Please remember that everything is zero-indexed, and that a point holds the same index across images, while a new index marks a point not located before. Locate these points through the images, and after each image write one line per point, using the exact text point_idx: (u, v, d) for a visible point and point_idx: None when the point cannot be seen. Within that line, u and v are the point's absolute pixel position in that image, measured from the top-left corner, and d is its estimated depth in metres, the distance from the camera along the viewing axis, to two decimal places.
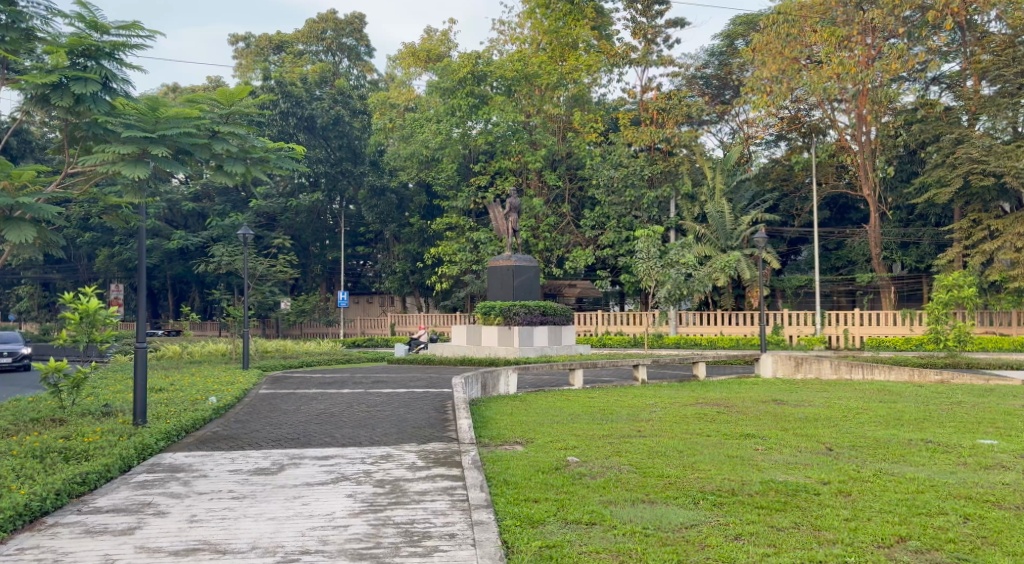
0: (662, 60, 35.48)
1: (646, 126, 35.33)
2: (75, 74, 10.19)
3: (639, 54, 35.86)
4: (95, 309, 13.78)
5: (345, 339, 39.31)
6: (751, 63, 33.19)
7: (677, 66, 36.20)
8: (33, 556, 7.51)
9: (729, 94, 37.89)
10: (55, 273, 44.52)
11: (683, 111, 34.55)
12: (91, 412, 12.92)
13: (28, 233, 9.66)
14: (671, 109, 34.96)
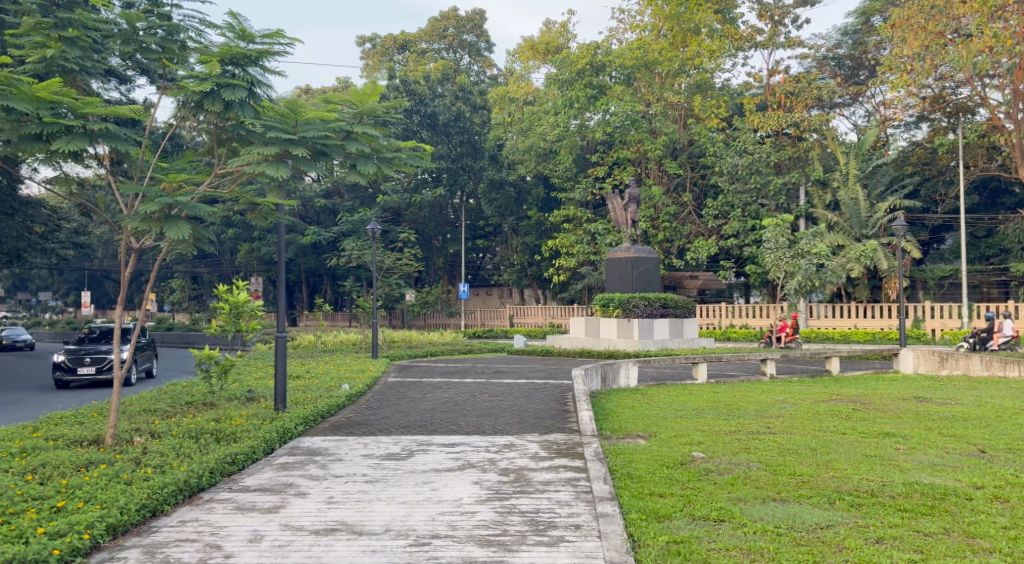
0: (790, 41, 34.52)
1: (773, 111, 34.15)
2: (226, 82, 10.86)
3: (766, 36, 34.99)
4: (242, 301, 14.69)
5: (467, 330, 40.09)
6: (890, 40, 31.78)
7: (807, 47, 35.13)
8: (193, 528, 8.12)
9: (864, 74, 36.45)
10: (201, 266, 47.29)
11: (814, 94, 33.62)
12: (238, 397, 13.74)
13: (185, 230, 10.36)
14: (801, 92, 33.92)
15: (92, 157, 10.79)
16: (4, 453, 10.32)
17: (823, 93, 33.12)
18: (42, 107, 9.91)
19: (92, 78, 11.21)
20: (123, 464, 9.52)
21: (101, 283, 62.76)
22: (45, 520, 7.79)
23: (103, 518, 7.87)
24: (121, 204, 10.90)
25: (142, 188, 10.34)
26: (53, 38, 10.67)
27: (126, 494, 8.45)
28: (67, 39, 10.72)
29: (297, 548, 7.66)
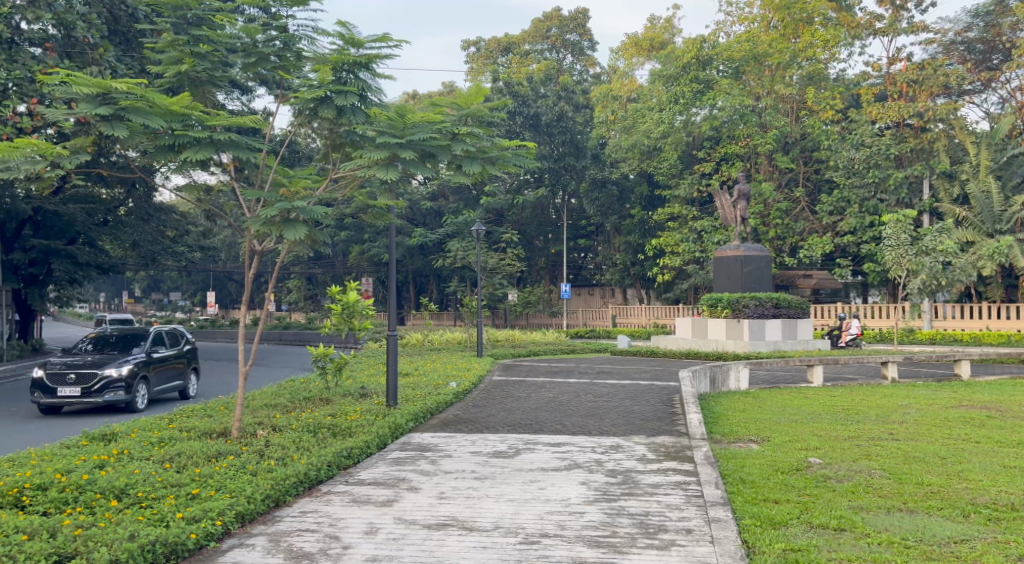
0: (912, 27, 33.14)
1: (894, 100, 32.81)
2: (338, 88, 11.13)
3: (886, 23, 33.71)
4: (355, 301, 15.12)
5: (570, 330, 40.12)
6: None
7: (931, 32, 33.59)
8: (313, 519, 8.40)
9: (998, 58, 33.94)
10: (315, 267, 48.90)
11: (940, 80, 31.56)
12: (351, 393, 14.11)
13: (302, 231, 10.75)
14: (926, 79, 32.05)
15: (218, 165, 11.31)
16: (143, 442, 10.92)
17: (950, 80, 31.61)
18: (173, 119, 10.48)
19: (220, 90, 11.82)
20: (248, 456, 9.91)
21: (224, 284, 65.68)
22: (181, 506, 8.20)
23: (233, 506, 8.23)
24: (245, 209, 11.39)
25: (264, 195, 10.75)
26: (186, 53, 11.28)
27: (252, 484, 8.81)
28: (198, 54, 11.31)
29: (410, 541, 7.80)
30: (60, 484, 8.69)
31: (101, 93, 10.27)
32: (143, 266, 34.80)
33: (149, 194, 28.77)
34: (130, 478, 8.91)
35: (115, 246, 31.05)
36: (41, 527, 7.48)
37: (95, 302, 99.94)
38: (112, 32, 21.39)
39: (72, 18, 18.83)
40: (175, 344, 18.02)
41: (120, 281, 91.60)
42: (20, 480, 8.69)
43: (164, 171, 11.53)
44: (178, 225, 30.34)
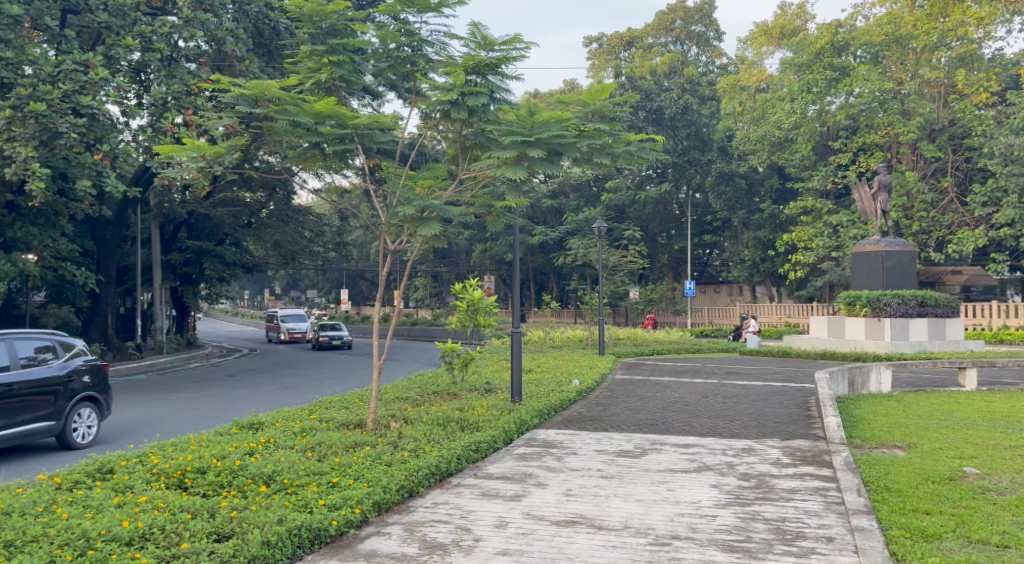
0: None
1: None
2: (469, 90, 11.18)
3: None
4: (479, 299, 15.19)
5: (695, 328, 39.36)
6: None
7: None
8: (444, 511, 8.47)
9: None
10: (439, 265, 49.75)
11: None
12: (477, 388, 14.18)
13: (436, 228, 11.27)
14: None
15: (356, 166, 11.84)
16: (287, 432, 11.32)
17: None
18: (318, 120, 10.98)
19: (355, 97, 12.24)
20: (383, 447, 10.12)
21: (355, 282, 67.60)
22: (323, 493, 8.49)
23: (370, 495, 8.45)
24: (379, 206, 11.94)
25: (399, 190, 11.45)
26: (325, 62, 11.71)
27: (388, 474, 8.99)
28: (335, 62, 11.70)
29: (540, 537, 7.70)
30: (217, 469, 9.17)
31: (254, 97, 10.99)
32: (283, 265, 36.31)
33: (289, 197, 30.07)
34: (277, 465, 9.29)
35: (258, 246, 32.50)
36: (201, 507, 7.98)
37: (243, 296, 105.15)
38: (256, 45, 22.08)
39: (222, 34, 19.66)
40: (44, 366, 11.48)
41: (261, 279, 96.07)
42: (182, 463, 9.26)
43: (304, 172, 12.23)
44: (315, 226, 31.47)
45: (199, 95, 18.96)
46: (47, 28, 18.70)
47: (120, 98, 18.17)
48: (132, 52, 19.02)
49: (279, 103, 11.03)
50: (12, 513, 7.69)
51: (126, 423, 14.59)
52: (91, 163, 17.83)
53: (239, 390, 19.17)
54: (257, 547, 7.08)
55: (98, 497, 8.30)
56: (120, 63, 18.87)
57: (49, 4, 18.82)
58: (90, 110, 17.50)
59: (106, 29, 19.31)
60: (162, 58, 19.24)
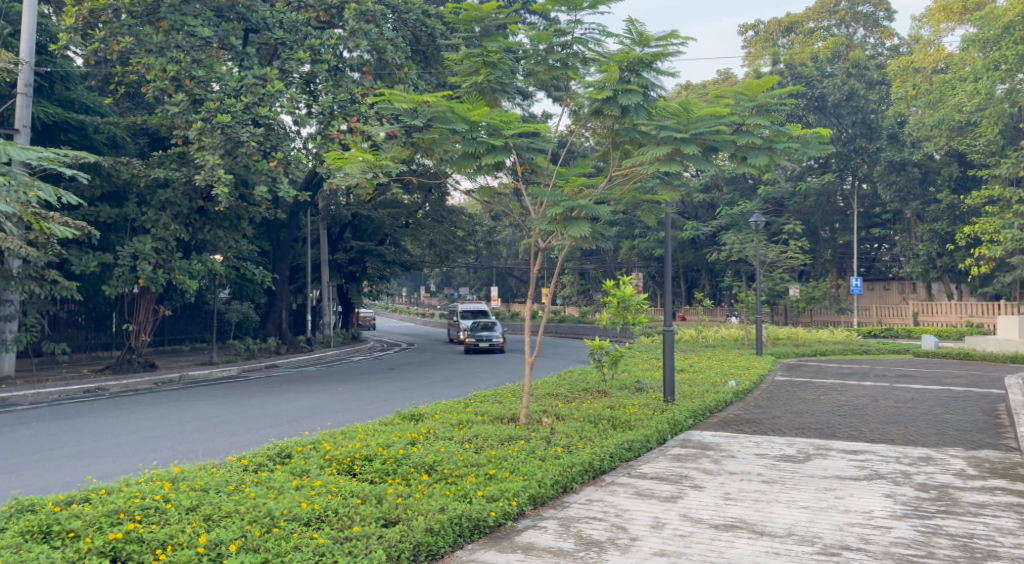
0: None
1: None
2: (623, 87, 10.97)
3: None
4: (629, 295, 14.91)
5: (864, 327, 37.47)
6: None
7: None
8: (599, 508, 8.37)
9: None
10: (589, 263, 49.63)
11: None
12: (627, 387, 13.94)
13: (584, 228, 11.19)
14: None
15: (509, 168, 12.09)
16: (445, 423, 11.54)
17: None
18: (474, 127, 11.28)
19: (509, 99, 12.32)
20: (537, 442, 10.17)
21: (505, 279, 68.36)
22: (482, 484, 8.66)
23: (526, 489, 8.52)
24: (533, 206, 12.12)
25: (549, 193, 11.42)
26: (481, 65, 11.85)
27: (543, 469, 9.04)
28: (489, 63, 11.84)
29: (698, 539, 7.44)
30: (382, 457, 9.55)
31: (414, 108, 11.48)
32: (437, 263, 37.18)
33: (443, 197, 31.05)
34: (438, 455, 9.54)
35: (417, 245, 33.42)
36: (370, 493, 8.36)
37: (401, 292, 108.37)
38: (413, 52, 22.35)
39: (384, 43, 20.07)
40: None
41: (418, 276, 99.10)
42: (352, 451, 9.70)
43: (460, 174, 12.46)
44: (469, 225, 32.13)
45: (362, 103, 19.51)
46: (232, 47, 19.68)
47: (293, 108, 19.00)
48: (303, 64, 19.83)
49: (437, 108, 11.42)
50: (209, 490, 8.45)
51: (299, 410, 15.28)
52: (268, 169, 18.75)
53: (399, 382, 19.71)
54: (421, 534, 7.32)
55: (280, 479, 8.88)
56: (293, 76, 19.73)
57: (233, 25, 19.98)
58: (267, 120, 18.41)
59: (283, 45, 20.28)
60: (329, 69, 19.98)
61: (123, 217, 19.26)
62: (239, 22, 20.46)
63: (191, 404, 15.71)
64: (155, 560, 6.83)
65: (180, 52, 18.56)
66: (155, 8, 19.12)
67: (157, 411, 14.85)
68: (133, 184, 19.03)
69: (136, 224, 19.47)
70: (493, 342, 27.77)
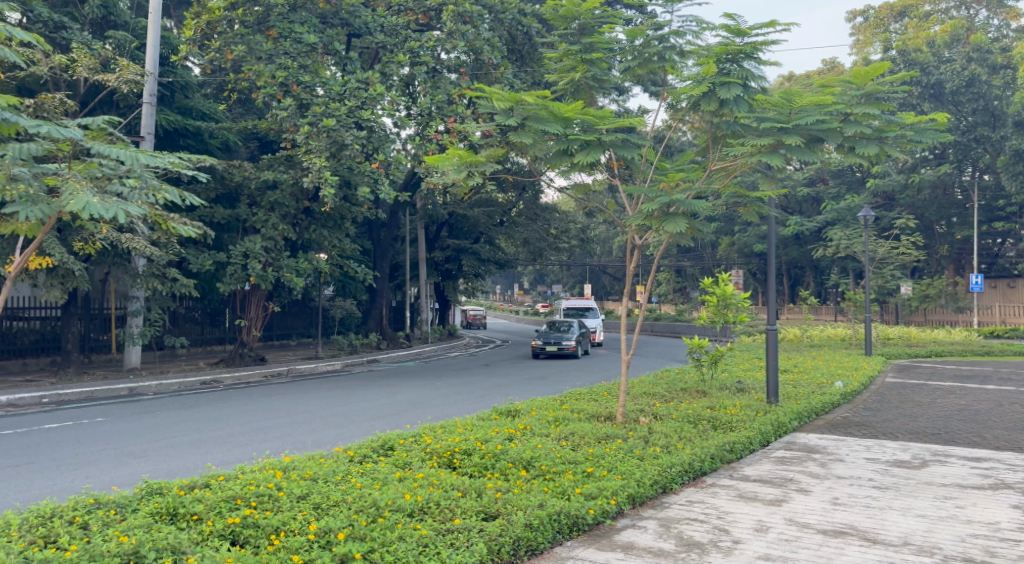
0: None
1: None
2: (721, 80, 10.82)
3: None
4: (730, 293, 14.74)
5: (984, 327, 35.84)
6: None
7: None
8: (701, 510, 8.34)
9: None
10: (687, 260, 49.10)
11: None
12: (728, 387, 13.78)
13: (681, 224, 11.13)
14: None
15: (604, 165, 12.10)
16: (542, 419, 11.67)
17: None
18: (568, 124, 11.47)
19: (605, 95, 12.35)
20: (635, 441, 10.19)
21: (598, 276, 68.20)
22: (580, 481, 8.75)
23: (625, 487, 8.57)
24: (629, 203, 12.11)
25: (646, 190, 11.39)
26: (579, 61, 11.94)
27: (641, 469, 9.07)
28: (588, 60, 11.92)
29: (806, 545, 7.35)
30: (481, 452, 9.74)
31: (509, 107, 11.62)
32: (533, 261, 37.43)
33: (537, 195, 31.21)
34: (535, 452, 9.68)
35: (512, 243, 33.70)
36: (470, 486, 8.55)
37: (497, 291, 109.56)
38: (510, 51, 22.73)
39: (481, 43, 20.38)
40: None
41: (511, 275, 100.10)
42: (452, 445, 9.93)
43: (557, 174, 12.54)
44: (564, 223, 32.24)
45: (460, 104, 19.88)
46: (336, 52, 20.25)
47: (393, 111, 19.47)
48: (403, 67, 20.29)
49: (532, 107, 11.58)
50: (318, 479, 8.79)
51: (399, 404, 15.66)
52: (369, 171, 19.25)
53: (496, 379, 19.95)
54: (521, 529, 7.45)
55: (384, 470, 9.16)
56: (393, 78, 20.20)
57: (336, 31, 20.48)
58: (369, 123, 18.90)
59: (383, 48, 20.75)
60: (428, 70, 20.36)
61: (235, 218, 20.07)
62: (343, 28, 20.83)
63: (297, 397, 16.28)
64: (270, 545, 7.14)
65: (288, 58, 19.20)
66: (265, 17, 19.90)
67: (266, 403, 15.44)
68: (244, 186, 19.87)
69: (248, 225, 20.25)
70: (561, 348, 24.63)
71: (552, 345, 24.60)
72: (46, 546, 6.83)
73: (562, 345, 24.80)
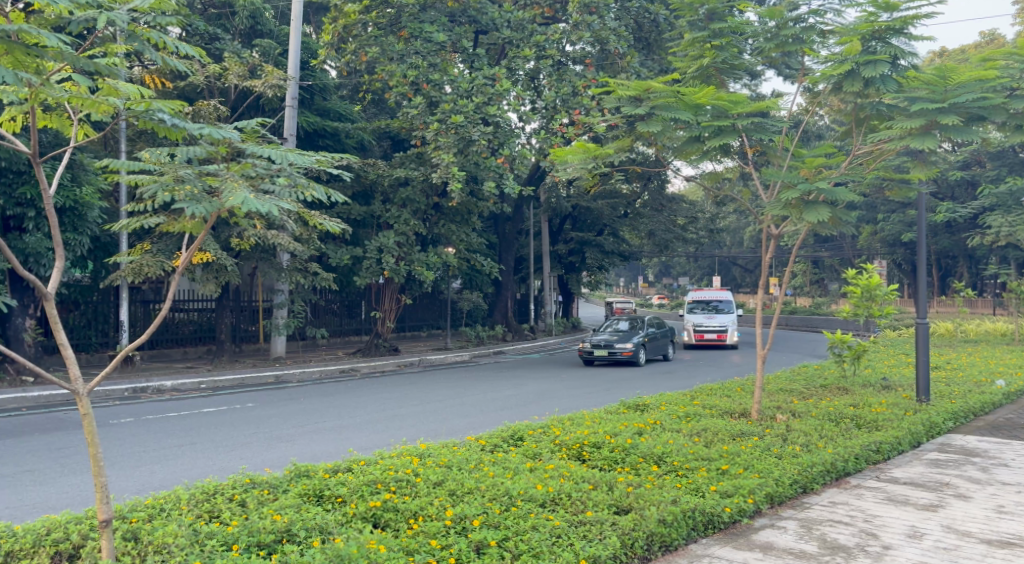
0: None
1: None
2: (865, 59, 10.39)
3: None
4: (876, 285, 14.12)
5: None
6: None
7: None
8: (846, 512, 8.03)
9: None
10: (824, 250, 47.33)
11: None
12: (873, 384, 13.21)
13: (822, 212, 10.73)
14: None
15: (738, 152, 11.77)
16: (673, 414, 11.50)
17: None
18: (699, 111, 11.21)
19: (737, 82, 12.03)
20: (772, 439, 9.90)
21: (729, 269, 66.68)
22: (714, 479, 8.56)
23: (762, 486, 8.33)
24: (764, 191, 11.76)
25: (783, 177, 11.02)
26: (709, 47, 11.65)
27: (779, 468, 8.81)
28: (717, 45, 11.61)
29: (966, 555, 6.96)
30: (611, 445, 9.68)
31: (637, 95, 11.44)
32: (660, 253, 36.95)
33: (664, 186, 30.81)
34: (666, 447, 9.55)
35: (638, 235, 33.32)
36: (601, 479, 8.51)
37: (623, 284, 108.95)
38: (637, 39, 22.44)
39: (607, 34, 20.16)
40: None
41: (638, 267, 99.62)
42: (580, 438, 9.91)
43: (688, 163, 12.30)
44: (691, 213, 31.71)
45: (585, 95, 19.75)
46: (464, 49, 20.50)
47: (519, 106, 19.61)
48: (528, 62, 20.31)
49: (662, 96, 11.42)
50: (452, 467, 8.95)
51: (526, 395, 15.76)
52: (495, 166, 19.44)
53: (624, 372, 19.77)
54: (654, 524, 7.34)
55: (515, 460, 9.23)
56: (519, 73, 20.30)
57: (465, 28, 20.73)
58: (495, 118, 19.13)
59: (510, 43, 20.89)
60: (554, 63, 20.34)
61: (370, 214, 20.65)
62: (471, 25, 21.03)
63: (428, 387, 16.62)
64: (409, 528, 7.29)
65: (419, 58, 19.59)
66: (397, 18, 20.30)
67: (400, 392, 15.85)
68: (378, 184, 20.40)
69: (381, 220, 20.80)
70: (612, 354, 20.40)
71: (602, 349, 20.43)
72: (211, 520, 7.23)
73: (614, 350, 20.52)
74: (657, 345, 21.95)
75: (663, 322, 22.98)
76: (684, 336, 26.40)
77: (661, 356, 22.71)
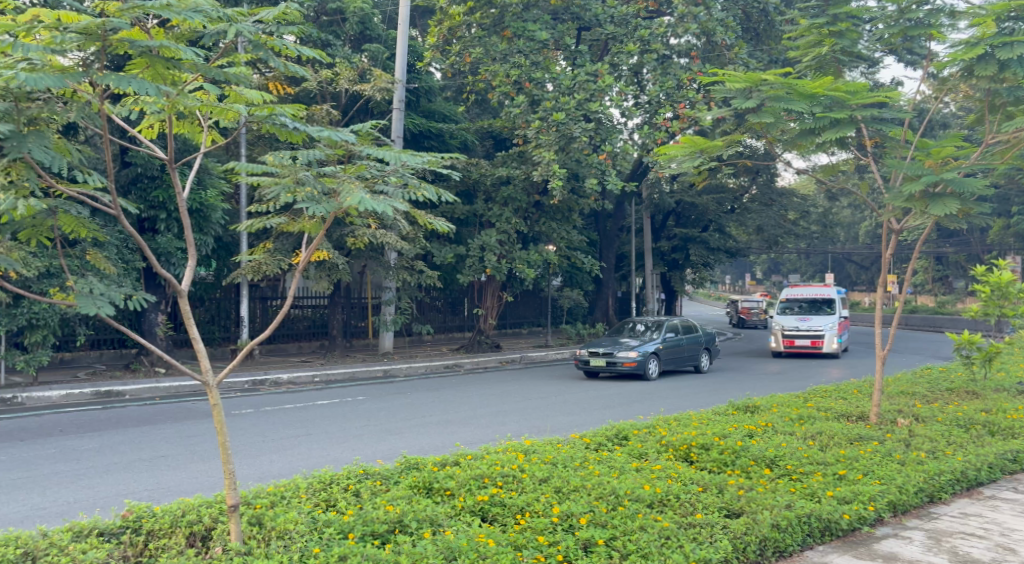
0: None
1: None
2: (1001, 41, 9.76)
3: None
4: (1009, 282, 13.28)
5: None
6: None
7: None
8: (979, 524, 7.55)
9: None
10: (947, 246, 45.04)
11: None
12: (1006, 388, 12.45)
13: (951, 205, 10.14)
14: None
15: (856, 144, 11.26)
16: (785, 417, 11.10)
17: None
18: (815, 102, 10.70)
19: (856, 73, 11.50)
20: (894, 444, 9.42)
21: (843, 266, 64.23)
22: (831, 484, 8.19)
23: (885, 493, 7.91)
24: (885, 184, 11.21)
25: (906, 168, 10.48)
26: (826, 33, 11.16)
27: (903, 474, 8.35)
28: (836, 32, 11.11)
29: None
30: (720, 447, 9.38)
31: (747, 88, 11.03)
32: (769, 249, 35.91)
33: (772, 180, 29.90)
34: (779, 450, 9.20)
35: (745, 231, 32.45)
36: (710, 481, 8.25)
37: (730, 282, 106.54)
38: (745, 29, 21.80)
39: (713, 25, 19.62)
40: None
41: (745, 264, 97.33)
42: (688, 438, 9.63)
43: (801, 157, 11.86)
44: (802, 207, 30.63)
45: (690, 88, 19.33)
46: (566, 47, 20.35)
47: (622, 101, 19.33)
48: (632, 56, 19.97)
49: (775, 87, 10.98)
50: (557, 464, 8.84)
51: (630, 395, 15.53)
52: (597, 163, 19.18)
53: (732, 372, 19.24)
54: (768, 529, 7.06)
55: (621, 459, 9.05)
56: (622, 69, 19.98)
57: (568, 25, 20.57)
58: (598, 115, 18.89)
59: (614, 38, 20.61)
60: (658, 57, 19.92)
61: (473, 213, 20.75)
62: (574, 22, 20.87)
63: (531, 384, 16.57)
64: (516, 524, 7.23)
65: (521, 57, 19.56)
66: (500, 18, 20.30)
67: (503, 388, 15.84)
68: (481, 183, 20.46)
69: (484, 219, 20.86)
70: (611, 362, 17.17)
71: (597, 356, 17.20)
72: (327, 508, 7.34)
73: (614, 358, 17.23)
74: (678, 354, 18.48)
75: (693, 326, 19.47)
76: (773, 341, 24.21)
77: (692, 367, 19.27)
